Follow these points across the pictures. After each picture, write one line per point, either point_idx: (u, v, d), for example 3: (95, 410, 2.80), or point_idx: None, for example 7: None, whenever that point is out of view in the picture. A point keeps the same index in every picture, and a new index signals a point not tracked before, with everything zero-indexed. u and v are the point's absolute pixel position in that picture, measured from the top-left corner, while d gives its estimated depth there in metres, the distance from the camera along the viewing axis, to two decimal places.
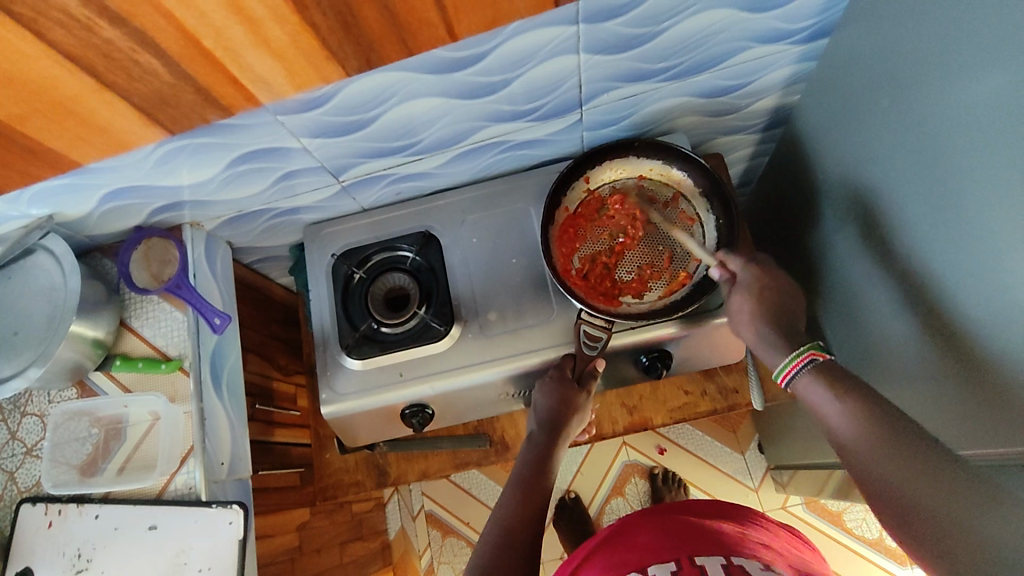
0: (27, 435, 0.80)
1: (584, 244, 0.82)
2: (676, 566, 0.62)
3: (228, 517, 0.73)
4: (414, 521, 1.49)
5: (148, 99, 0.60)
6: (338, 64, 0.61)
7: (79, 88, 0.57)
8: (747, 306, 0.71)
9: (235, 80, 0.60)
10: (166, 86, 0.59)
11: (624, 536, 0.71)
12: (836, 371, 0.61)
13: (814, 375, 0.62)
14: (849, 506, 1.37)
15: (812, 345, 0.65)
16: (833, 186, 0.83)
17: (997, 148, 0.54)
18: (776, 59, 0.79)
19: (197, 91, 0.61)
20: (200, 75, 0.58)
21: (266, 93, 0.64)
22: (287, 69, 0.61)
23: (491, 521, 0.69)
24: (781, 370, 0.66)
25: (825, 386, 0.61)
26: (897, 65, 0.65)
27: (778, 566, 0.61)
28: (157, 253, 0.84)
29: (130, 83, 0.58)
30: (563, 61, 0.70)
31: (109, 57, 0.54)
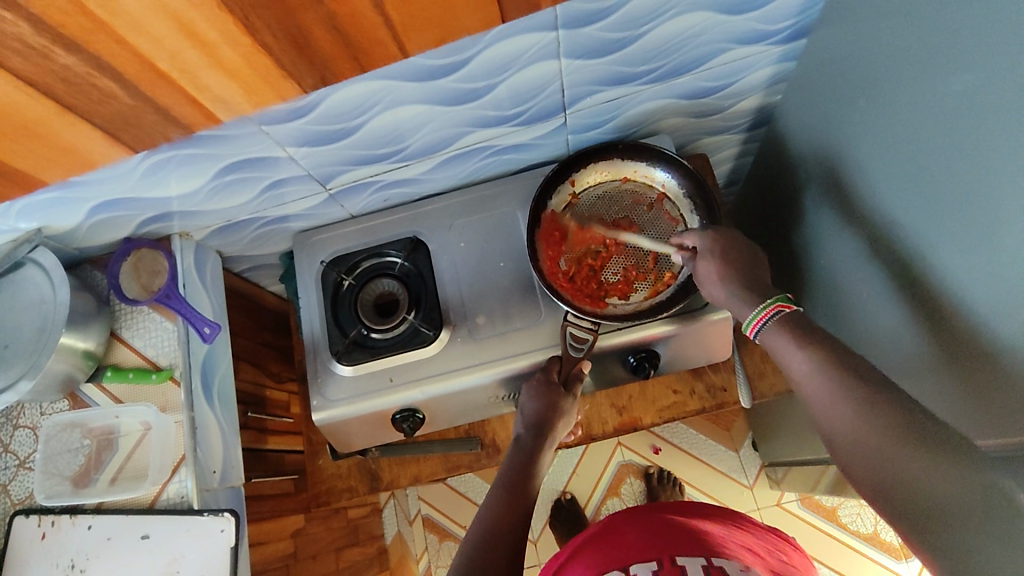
0: (19, 447, 0.80)
1: (571, 246, 0.82)
2: (658, 565, 0.63)
3: (220, 525, 0.74)
4: (410, 525, 1.49)
5: (113, 122, 0.60)
6: (293, 81, 0.61)
7: (42, 111, 0.56)
8: (712, 268, 0.71)
9: (194, 99, 0.60)
10: (127, 108, 0.59)
11: (613, 530, 0.73)
12: (802, 323, 0.63)
13: (781, 326, 0.64)
14: (844, 502, 1.38)
15: (779, 298, 0.66)
16: (817, 184, 0.84)
17: (976, 144, 0.55)
18: (757, 59, 0.80)
19: (157, 112, 0.60)
20: (160, 96, 0.58)
21: (224, 111, 0.63)
22: (244, 88, 0.60)
23: (478, 516, 0.69)
24: (751, 321, 0.67)
25: (790, 339, 0.62)
26: (876, 64, 0.66)
27: (756, 567, 0.62)
28: (146, 264, 0.85)
29: (93, 106, 0.57)
30: (544, 66, 0.71)
31: (69, 82, 0.54)
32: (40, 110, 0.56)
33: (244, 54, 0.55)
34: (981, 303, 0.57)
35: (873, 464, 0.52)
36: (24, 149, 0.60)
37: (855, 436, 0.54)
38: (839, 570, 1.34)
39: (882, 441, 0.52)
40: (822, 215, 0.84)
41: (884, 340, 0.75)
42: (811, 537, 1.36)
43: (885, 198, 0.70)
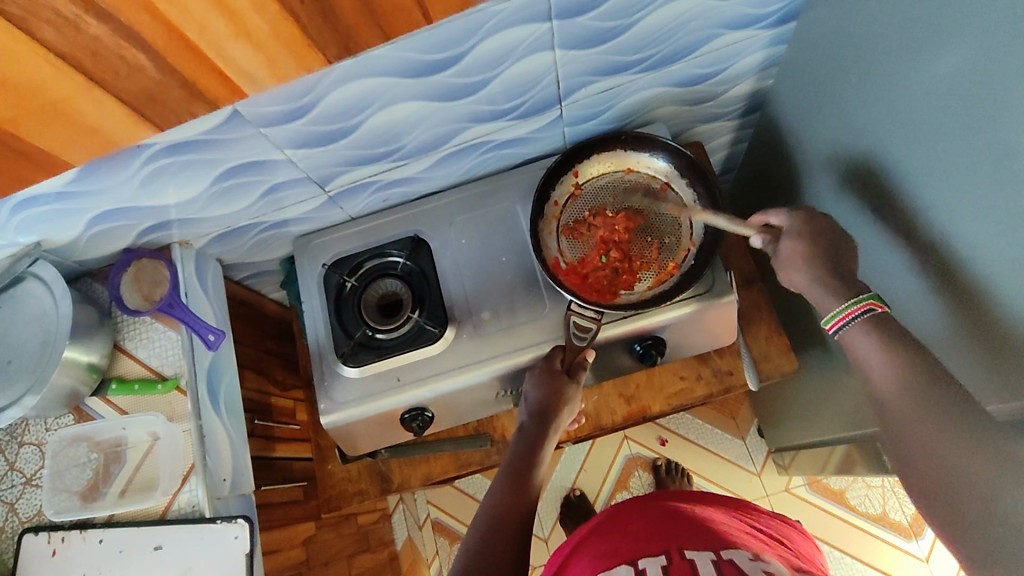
0: (26, 464, 0.79)
1: (573, 247, 0.83)
2: (667, 558, 0.59)
3: (234, 532, 0.73)
4: (420, 530, 1.49)
5: (139, 98, 0.58)
6: (317, 51, 0.59)
7: (67, 89, 0.54)
8: (796, 247, 0.69)
9: (219, 71, 0.58)
10: (153, 83, 0.57)
11: (615, 527, 0.70)
12: (891, 325, 0.61)
13: (866, 326, 0.62)
14: (852, 484, 1.38)
15: (872, 295, 0.63)
16: (813, 165, 0.85)
17: (972, 113, 0.55)
18: (747, 44, 0.80)
19: (182, 86, 0.58)
20: (185, 69, 0.56)
21: (250, 85, 0.61)
22: (268, 60, 0.58)
23: (481, 508, 0.69)
24: (832, 317, 0.65)
25: (874, 340, 0.60)
26: (867, 42, 0.67)
27: (767, 557, 0.59)
28: (147, 274, 0.83)
29: (119, 81, 0.55)
30: (540, 57, 0.71)
31: (96, 55, 0.52)
32: (64, 87, 0.54)
33: (272, 21, 0.54)
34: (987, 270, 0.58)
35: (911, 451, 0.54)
36: (42, 133, 0.58)
37: (906, 424, 0.55)
38: (850, 553, 1.34)
39: (929, 434, 0.53)
40: (821, 195, 0.85)
41: (890, 316, 0.75)
42: (821, 520, 1.37)
43: (882, 174, 0.71)
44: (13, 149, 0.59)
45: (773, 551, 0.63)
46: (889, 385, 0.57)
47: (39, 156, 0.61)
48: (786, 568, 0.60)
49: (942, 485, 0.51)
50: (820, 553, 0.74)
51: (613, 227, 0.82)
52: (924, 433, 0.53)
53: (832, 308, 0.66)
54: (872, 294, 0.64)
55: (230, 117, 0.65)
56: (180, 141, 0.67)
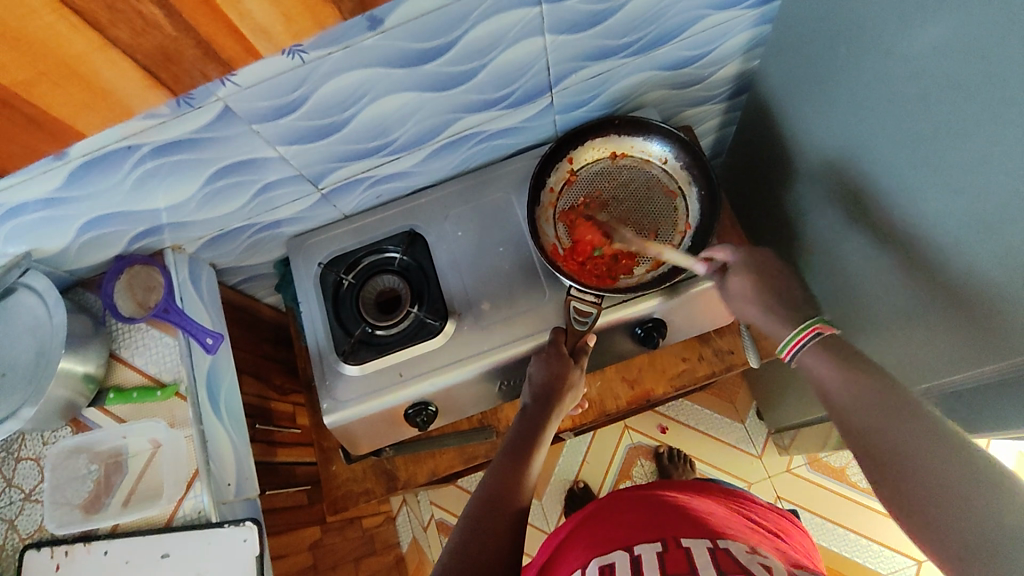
0: (24, 480, 0.77)
1: (562, 232, 0.83)
2: (662, 546, 0.58)
3: (242, 535, 0.72)
4: (425, 531, 1.48)
5: (154, 59, 0.55)
6: (332, 7, 0.57)
7: (83, 47, 0.52)
8: (747, 283, 0.72)
9: (234, 28, 0.55)
10: (169, 41, 0.54)
11: (608, 518, 0.69)
12: (839, 345, 0.61)
13: (818, 349, 0.62)
14: (851, 461, 1.39)
15: (817, 319, 0.65)
16: (801, 143, 0.86)
17: (957, 78, 0.56)
18: (732, 25, 0.81)
19: (199, 44, 0.55)
20: (201, 26, 0.54)
21: (266, 46, 0.59)
22: (284, 14, 0.56)
23: (481, 486, 0.68)
24: (786, 344, 0.66)
25: (825, 360, 0.60)
26: (850, 16, 0.68)
27: (763, 550, 0.57)
28: (140, 281, 0.83)
29: (134, 37, 0.53)
30: (529, 44, 0.71)
31: (112, 8, 0.50)
32: (79, 44, 0.52)
33: None
34: (977, 233, 0.59)
35: (880, 461, 0.51)
36: (58, 96, 0.56)
37: (870, 433, 0.53)
38: (855, 530, 1.35)
39: (895, 441, 0.51)
40: (811, 171, 0.86)
41: (884, 285, 0.76)
42: (822, 498, 1.38)
43: (870, 146, 0.71)
44: (27, 117, 0.57)
45: (769, 546, 0.61)
46: (849, 400, 0.56)
47: (51, 130, 0.59)
48: (783, 562, 0.57)
49: (914, 493, 0.48)
50: (814, 546, 0.73)
51: (596, 211, 0.83)
52: (890, 441, 0.51)
53: (785, 335, 0.67)
54: (816, 318, 0.65)
55: (222, 113, 0.65)
56: (171, 141, 0.66)
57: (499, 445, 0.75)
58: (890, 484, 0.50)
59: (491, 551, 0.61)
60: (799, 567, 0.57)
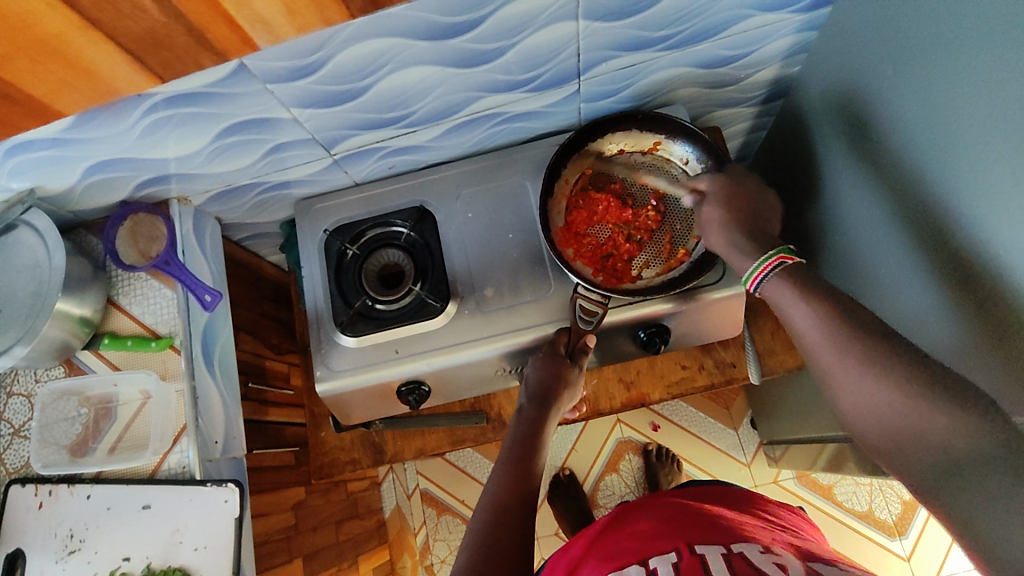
0: (14, 416, 0.78)
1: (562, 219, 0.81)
2: (677, 555, 0.56)
3: (224, 496, 0.72)
4: (409, 500, 1.50)
5: (140, 42, 0.53)
6: (342, 4, 0.55)
7: (62, 25, 0.49)
8: (716, 215, 0.69)
9: (231, 17, 0.53)
10: (158, 25, 0.52)
11: (623, 531, 0.66)
12: (806, 277, 0.59)
13: (782, 280, 0.60)
14: (840, 480, 1.39)
15: (782, 248, 0.62)
16: (834, 158, 0.82)
17: (1004, 117, 0.53)
18: (776, 28, 0.77)
19: (190, 31, 0.53)
20: (193, 12, 0.51)
21: (265, 36, 0.56)
22: (287, 5, 0.53)
23: (485, 493, 0.67)
24: (751, 274, 0.63)
25: (793, 291, 0.58)
26: (898, 35, 0.64)
27: (778, 548, 0.57)
28: (144, 229, 0.81)
29: (118, 19, 0.50)
30: (561, 28, 0.68)
31: None
32: (58, 23, 0.49)
33: None
34: (1001, 278, 0.56)
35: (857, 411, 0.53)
36: (35, 69, 0.53)
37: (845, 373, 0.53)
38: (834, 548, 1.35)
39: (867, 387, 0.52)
40: (838, 188, 0.83)
41: (900, 320, 0.74)
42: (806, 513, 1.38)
43: (903, 173, 0.68)
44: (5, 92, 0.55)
45: (780, 540, 0.61)
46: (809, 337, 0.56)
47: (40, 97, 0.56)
48: (798, 555, 0.57)
49: (906, 442, 0.50)
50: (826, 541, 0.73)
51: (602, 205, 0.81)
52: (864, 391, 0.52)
53: (746, 267, 0.64)
54: (780, 247, 0.63)
55: (237, 70, 0.62)
56: (183, 92, 0.64)
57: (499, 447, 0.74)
58: (875, 430, 0.52)
59: (511, 554, 0.60)
60: (812, 559, 0.57)
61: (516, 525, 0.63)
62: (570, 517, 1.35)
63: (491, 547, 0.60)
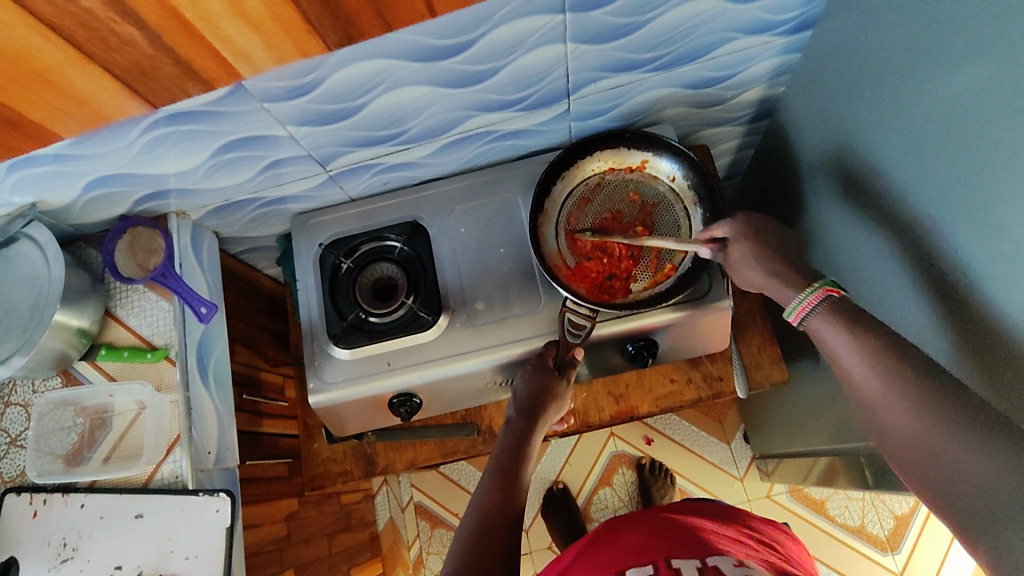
0: (10, 425, 0.79)
1: (564, 241, 0.83)
2: (654, 568, 0.59)
3: (215, 505, 0.73)
4: (403, 512, 1.50)
5: (129, 72, 0.58)
6: (318, 39, 0.59)
7: (59, 59, 0.54)
8: (745, 249, 0.71)
9: (217, 53, 0.58)
10: (145, 57, 0.56)
11: (608, 542, 0.68)
12: (850, 309, 0.59)
13: (826, 312, 0.61)
14: (832, 495, 1.39)
15: (828, 281, 0.63)
16: (818, 175, 0.84)
17: (977, 138, 0.55)
18: (761, 50, 0.79)
19: (176, 63, 0.58)
20: (179, 47, 0.56)
21: (248, 68, 0.61)
22: (265, 40, 0.58)
23: (470, 508, 0.68)
24: (795, 308, 0.64)
25: (835, 321, 0.59)
26: (877, 58, 0.66)
27: (752, 562, 0.58)
28: (143, 243, 0.83)
29: (109, 53, 0.55)
30: (550, 50, 0.71)
31: (86, 26, 0.52)
32: (57, 57, 0.54)
33: (269, 6, 0.54)
34: (976, 294, 0.58)
35: (894, 437, 0.52)
36: (36, 99, 0.58)
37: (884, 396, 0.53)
38: (827, 563, 1.35)
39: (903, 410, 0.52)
40: (821, 206, 0.85)
41: None
42: (799, 528, 1.38)
43: (882, 192, 0.70)
44: (9, 119, 0.60)
45: (754, 552, 0.63)
46: (849, 363, 0.57)
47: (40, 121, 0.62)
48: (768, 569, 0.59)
49: (946, 474, 0.48)
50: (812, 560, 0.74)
51: (603, 225, 0.83)
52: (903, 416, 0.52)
53: (791, 301, 0.65)
54: (824, 281, 0.64)
55: (235, 90, 0.65)
56: (183, 110, 0.66)
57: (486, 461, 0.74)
58: (912, 463, 0.51)
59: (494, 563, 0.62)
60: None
61: (501, 540, 0.64)
62: (562, 530, 1.36)
63: (474, 562, 0.62)
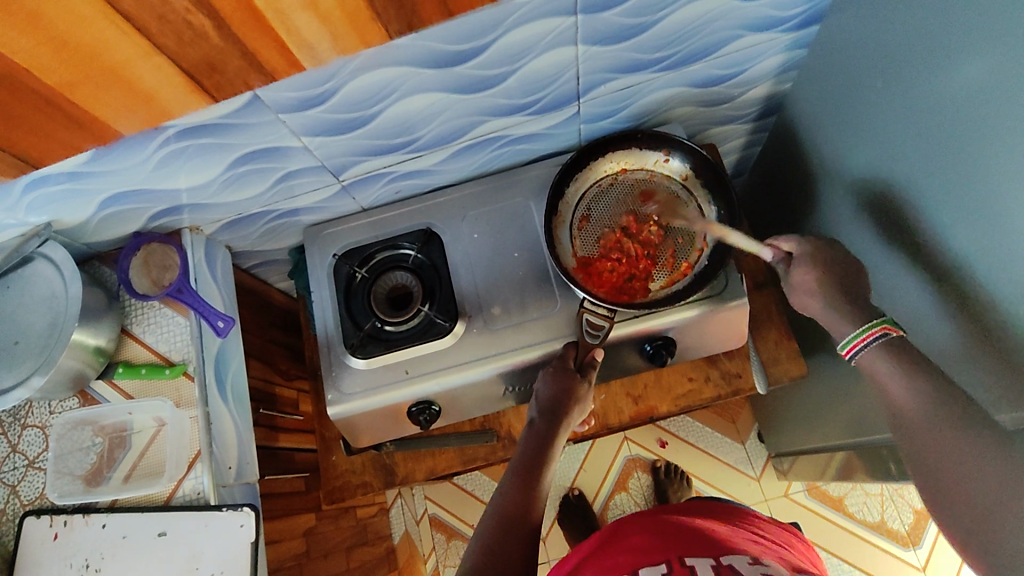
0: (28, 447, 0.78)
1: (581, 240, 0.83)
2: (667, 566, 0.58)
3: (240, 520, 0.72)
4: (418, 525, 1.49)
5: (196, 67, 0.56)
6: (380, 28, 0.59)
7: (128, 53, 0.53)
8: (810, 277, 0.69)
9: (281, 43, 0.56)
10: (214, 50, 0.55)
11: (614, 541, 0.67)
12: (908, 350, 0.60)
13: (884, 351, 0.61)
14: (850, 491, 1.38)
15: (887, 319, 0.63)
16: (827, 167, 0.85)
17: (987, 125, 0.56)
18: (767, 47, 0.80)
19: (243, 56, 0.57)
20: (247, 38, 0.55)
21: (310, 60, 0.60)
22: (331, 31, 0.57)
23: (491, 505, 0.68)
24: (848, 342, 0.65)
25: (891, 365, 0.60)
26: (885, 49, 0.67)
27: (767, 561, 0.58)
28: (156, 258, 0.83)
29: (180, 46, 0.54)
30: (561, 53, 0.71)
31: (162, 19, 0.51)
32: (127, 51, 0.53)
33: None
34: (997, 277, 0.58)
35: (938, 482, 0.53)
36: (101, 96, 0.57)
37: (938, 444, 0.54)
38: (849, 561, 1.34)
39: (958, 466, 0.52)
40: (831, 198, 0.85)
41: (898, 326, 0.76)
42: (818, 527, 1.37)
43: (893, 182, 0.71)
44: (69, 115, 0.58)
45: (771, 554, 0.62)
46: (902, 409, 0.58)
47: (93, 130, 0.61)
48: (785, 569, 0.58)
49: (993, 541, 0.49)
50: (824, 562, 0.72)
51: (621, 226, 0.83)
52: (959, 468, 0.52)
53: (846, 334, 0.66)
54: (883, 318, 0.64)
55: (251, 102, 0.65)
56: (197, 123, 0.66)
57: (508, 461, 0.75)
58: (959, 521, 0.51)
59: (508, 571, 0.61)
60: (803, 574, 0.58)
61: (519, 541, 0.64)
62: (580, 537, 1.35)
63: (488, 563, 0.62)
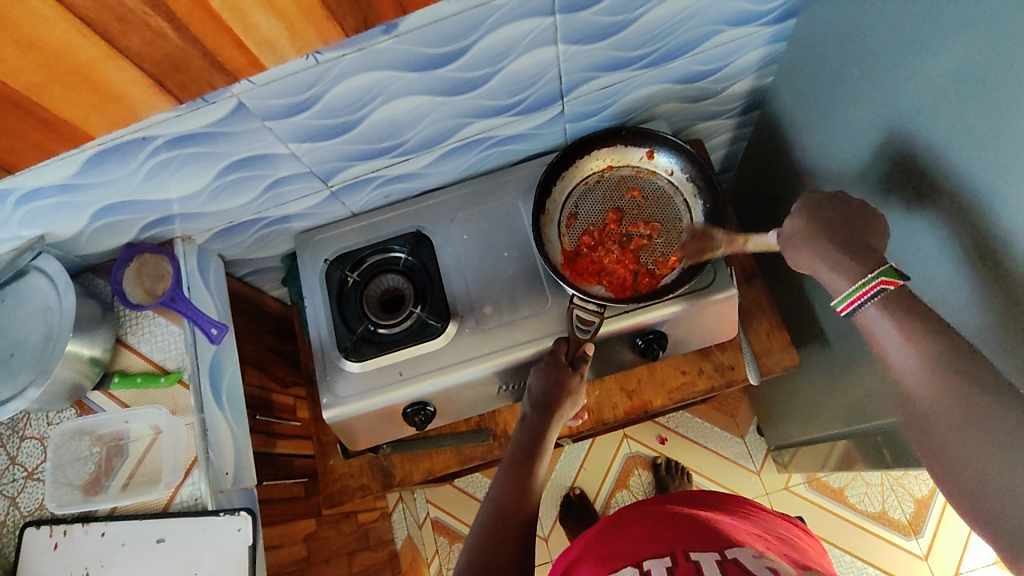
0: (27, 459, 0.79)
1: (570, 232, 0.84)
2: (671, 560, 0.57)
3: (237, 524, 0.73)
4: (420, 529, 1.49)
5: (162, 67, 0.57)
6: (337, 25, 0.59)
7: (94, 55, 0.54)
8: (801, 226, 0.64)
9: (241, 42, 0.57)
10: (177, 50, 0.56)
11: (619, 532, 0.67)
12: (910, 309, 0.55)
13: (886, 310, 0.56)
14: (850, 482, 1.38)
15: (886, 269, 0.57)
16: (810, 158, 0.85)
17: (962, 110, 0.56)
18: (747, 41, 0.81)
19: (203, 55, 0.57)
20: (208, 39, 0.55)
21: (272, 58, 0.60)
22: (288, 26, 0.57)
23: (486, 501, 0.69)
24: (846, 297, 0.59)
25: (894, 329, 0.55)
26: (860, 40, 0.67)
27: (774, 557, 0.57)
28: (149, 269, 0.84)
29: (143, 46, 0.54)
30: (541, 53, 0.72)
31: (122, 19, 0.52)
32: (91, 52, 0.53)
33: None
34: (981, 259, 0.59)
35: (969, 474, 0.48)
36: (66, 100, 0.57)
37: (964, 455, 0.49)
38: (851, 552, 1.34)
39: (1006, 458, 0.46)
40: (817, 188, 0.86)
41: None
42: (820, 518, 1.37)
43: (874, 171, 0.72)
44: (40, 119, 0.58)
45: (777, 550, 0.62)
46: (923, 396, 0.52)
47: (65, 131, 0.61)
48: (793, 566, 0.58)
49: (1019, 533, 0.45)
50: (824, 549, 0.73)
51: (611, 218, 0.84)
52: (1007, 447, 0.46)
53: (842, 287, 0.60)
54: (881, 267, 0.58)
55: (235, 110, 0.66)
56: (186, 133, 0.67)
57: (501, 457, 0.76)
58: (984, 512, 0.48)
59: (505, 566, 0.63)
60: (805, 571, 0.58)
61: (515, 538, 0.65)
62: None
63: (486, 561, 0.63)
